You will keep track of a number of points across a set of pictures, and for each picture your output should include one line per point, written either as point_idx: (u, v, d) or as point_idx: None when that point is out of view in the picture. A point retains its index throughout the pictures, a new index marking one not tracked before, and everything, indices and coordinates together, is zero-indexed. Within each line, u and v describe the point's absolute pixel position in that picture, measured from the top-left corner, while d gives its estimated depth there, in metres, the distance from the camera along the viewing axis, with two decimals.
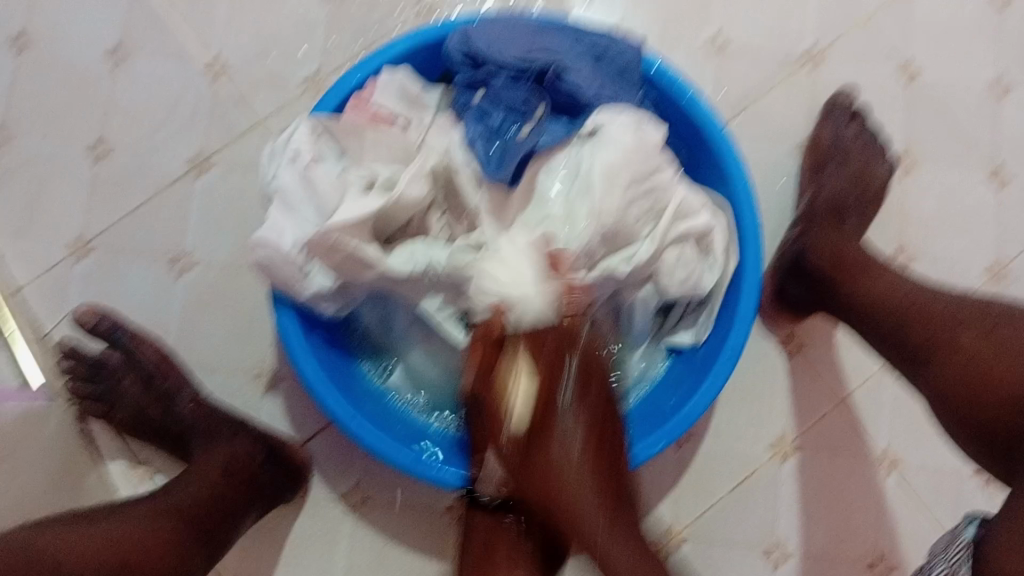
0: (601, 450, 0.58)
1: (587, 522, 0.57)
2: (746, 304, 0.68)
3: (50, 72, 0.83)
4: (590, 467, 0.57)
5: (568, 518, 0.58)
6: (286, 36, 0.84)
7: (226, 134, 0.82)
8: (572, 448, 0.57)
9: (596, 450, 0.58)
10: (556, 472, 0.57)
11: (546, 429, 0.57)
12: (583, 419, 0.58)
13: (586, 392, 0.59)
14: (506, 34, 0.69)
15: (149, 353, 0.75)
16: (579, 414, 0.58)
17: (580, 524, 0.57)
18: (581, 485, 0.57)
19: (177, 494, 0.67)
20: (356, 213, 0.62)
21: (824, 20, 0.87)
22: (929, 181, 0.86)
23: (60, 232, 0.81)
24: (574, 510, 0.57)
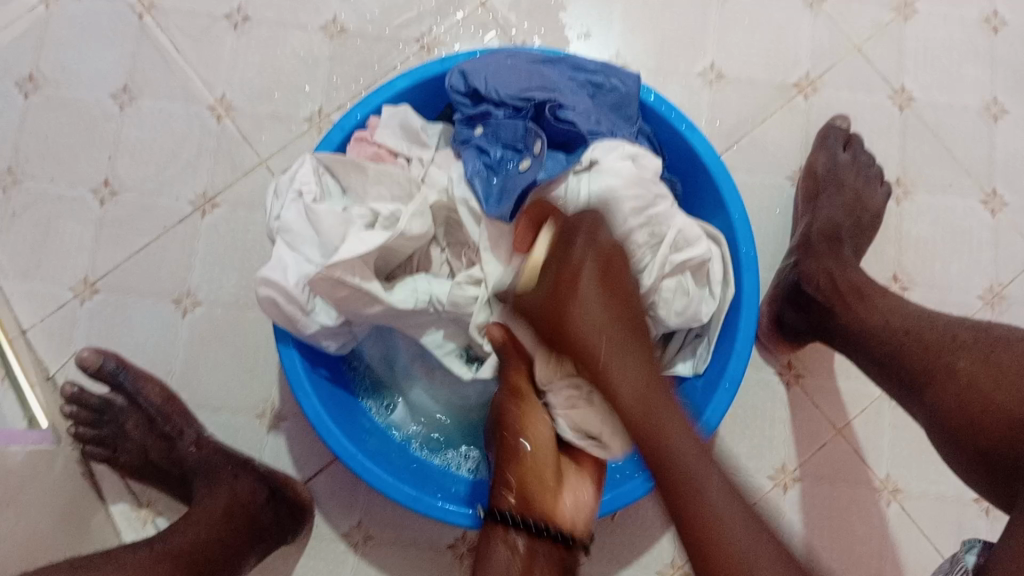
0: (628, 316, 0.50)
1: (679, 465, 0.45)
2: (746, 327, 0.68)
3: (57, 115, 0.85)
4: (621, 329, 0.49)
5: (646, 444, 0.46)
6: (289, 75, 0.86)
7: (230, 172, 0.84)
8: (591, 310, 0.49)
9: (623, 309, 0.50)
10: (585, 340, 0.48)
11: (570, 300, 0.50)
12: (610, 305, 0.49)
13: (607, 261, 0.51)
14: (505, 71, 0.69)
15: (152, 395, 0.75)
16: (600, 302, 0.49)
17: (684, 486, 0.45)
18: (648, 416, 0.46)
19: (175, 538, 0.66)
20: (359, 249, 0.63)
21: (817, 51, 0.89)
22: (925, 206, 0.87)
23: (67, 272, 0.82)
24: (643, 410, 0.46)
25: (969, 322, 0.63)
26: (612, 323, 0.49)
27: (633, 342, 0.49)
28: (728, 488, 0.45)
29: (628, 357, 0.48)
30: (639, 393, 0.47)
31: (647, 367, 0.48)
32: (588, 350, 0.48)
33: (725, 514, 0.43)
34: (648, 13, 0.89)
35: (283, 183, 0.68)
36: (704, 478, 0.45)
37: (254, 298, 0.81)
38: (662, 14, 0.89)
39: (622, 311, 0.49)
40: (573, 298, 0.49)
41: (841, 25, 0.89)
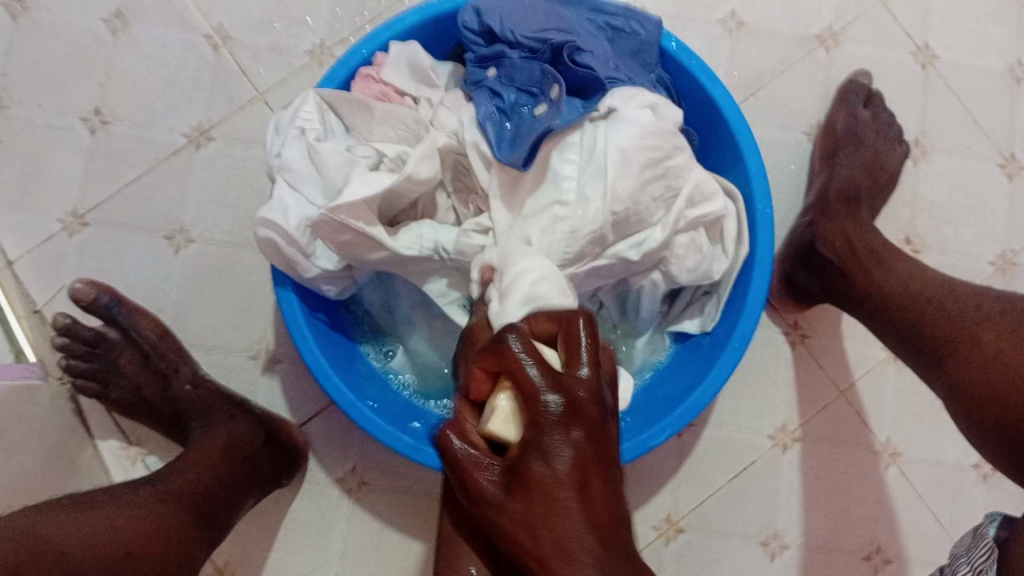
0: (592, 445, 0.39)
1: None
2: (758, 287, 0.67)
3: (45, 38, 0.81)
4: (597, 528, 0.37)
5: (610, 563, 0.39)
6: (290, 5, 0.82)
7: (227, 107, 0.80)
8: (564, 462, 0.38)
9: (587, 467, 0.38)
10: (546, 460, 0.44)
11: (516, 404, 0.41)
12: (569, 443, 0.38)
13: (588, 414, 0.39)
14: (521, 11, 0.66)
15: (147, 331, 0.73)
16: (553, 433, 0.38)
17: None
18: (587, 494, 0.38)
19: (175, 479, 0.65)
20: (365, 192, 0.60)
21: (840, 4, 0.85)
22: (942, 170, 0.84)
23: (56, 204, 0.79)
24: None
25: (992, 293, 0.61)
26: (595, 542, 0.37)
27: (593, 473, 0.38)
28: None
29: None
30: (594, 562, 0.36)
31: None
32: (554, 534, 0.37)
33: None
34: None
35: (285, 119, 0.65)
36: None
37: (250, 237, 0.78)
38: None
39: (593, 447, 0.39)
40: (531, 449, 0.39)
41: None
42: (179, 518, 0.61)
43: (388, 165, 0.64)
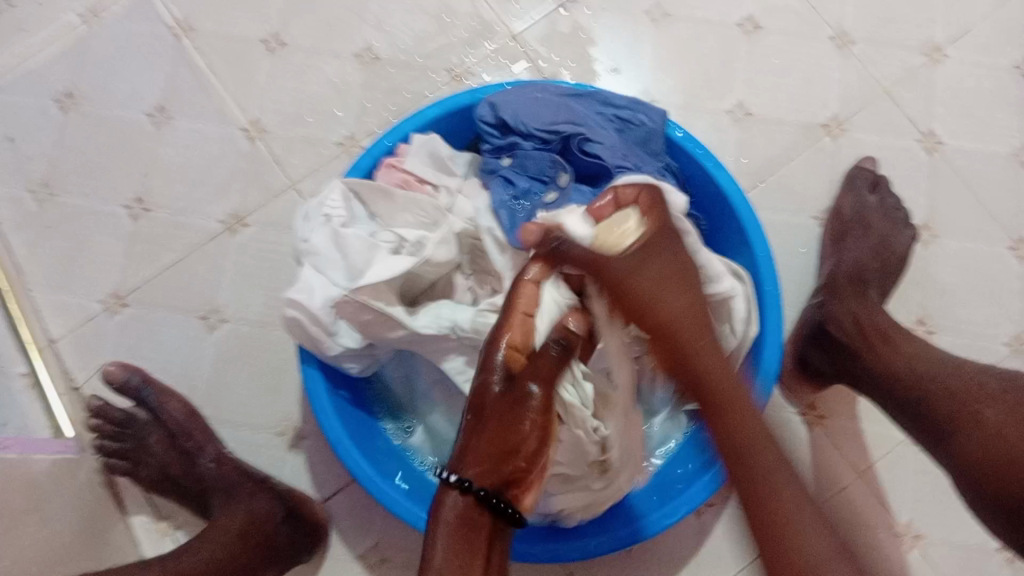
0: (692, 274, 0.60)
1: (745, 428, 0.55)
2: (771, 363, 0.69)
3: (94, 133, 0.87)
4: (707, 406, 0.55)
5: (727, 419, 0.55)
6: (321, 100, 0.87)
7: (260, 194, 0.85)
8: (681, 298, 0.58)
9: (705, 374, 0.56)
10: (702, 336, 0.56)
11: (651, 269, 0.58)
12: (690, 372, 0.56)
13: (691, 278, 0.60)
14: (535, 105, 0.71)
15: (175, 411, 0.76)
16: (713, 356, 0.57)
17: (755, 486, 0.53)
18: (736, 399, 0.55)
19: (185, 559, 0.67)
20: (385, 272, 0.64)
21: (845, 94, 0.89)
22: (951, 250, 0.86)
23: (96, 286, 0.83)
24: (731, 397, 0.55)
25: (995, 371, 0.63)
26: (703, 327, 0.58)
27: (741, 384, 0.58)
28: (801, 500, 0.53)
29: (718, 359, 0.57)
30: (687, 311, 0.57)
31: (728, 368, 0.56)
32: (686, 340, 0.56)
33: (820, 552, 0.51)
34: (679, 50, 0.90)
35: (312, 206, 0.69)
36: (789, 508, 0.52)
37: (279, 318, 0.82)
38: (692, 52, 0.90)
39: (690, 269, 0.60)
40: (688, 358, 0.56)
41: (870, 68, 0.90)
42: None
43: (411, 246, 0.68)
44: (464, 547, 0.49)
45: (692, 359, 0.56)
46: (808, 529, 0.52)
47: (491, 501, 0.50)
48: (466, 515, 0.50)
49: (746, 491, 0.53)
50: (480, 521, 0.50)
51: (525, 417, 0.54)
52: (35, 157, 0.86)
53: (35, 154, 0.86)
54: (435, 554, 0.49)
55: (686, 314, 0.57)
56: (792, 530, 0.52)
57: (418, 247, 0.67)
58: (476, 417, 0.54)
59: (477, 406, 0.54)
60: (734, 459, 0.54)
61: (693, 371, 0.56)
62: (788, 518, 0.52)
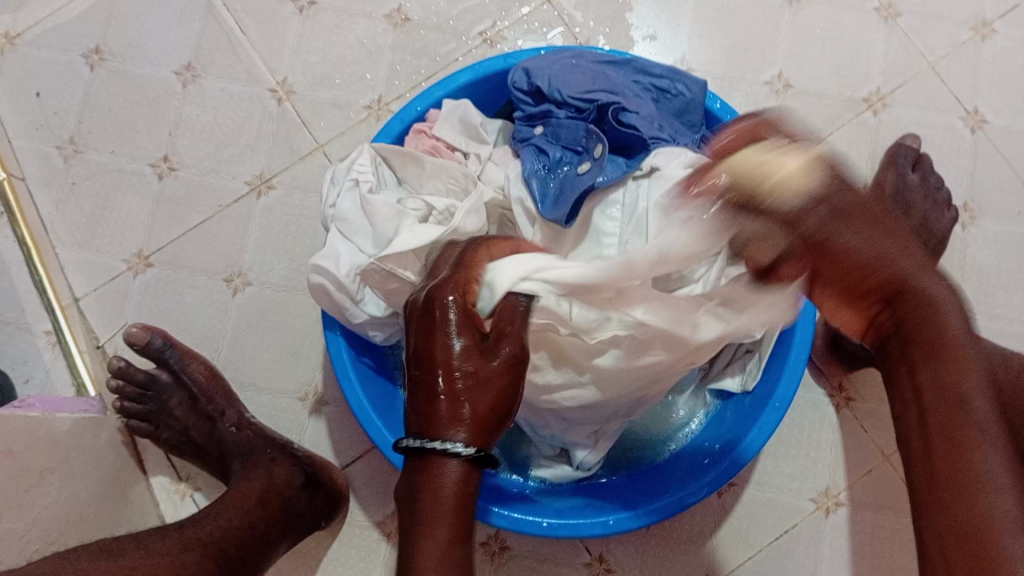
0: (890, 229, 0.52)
1: (952, 415, 0.46)
2: (803, 337, 0.67)
3: (121, 89, 0.86)
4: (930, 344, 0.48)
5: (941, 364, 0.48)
6: (350, 62, 0.86)
7: (287, 156, 0.84)
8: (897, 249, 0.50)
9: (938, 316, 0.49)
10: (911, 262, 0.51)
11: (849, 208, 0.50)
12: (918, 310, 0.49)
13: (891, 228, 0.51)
14: (569, 73, 0.69)
15: (197, 373, 0.75)
16: (938, 309, 0.49)
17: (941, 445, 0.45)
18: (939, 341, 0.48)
19: (204, 525, 0.65)
20: (412, 240, 0.62)
21: (888, 68, 0.86)
22: (992, 233, 0.83)
23: (121, 245, 0.83)
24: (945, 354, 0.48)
25: None
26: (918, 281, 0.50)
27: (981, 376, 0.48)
28: (1006, 453, 0.44)
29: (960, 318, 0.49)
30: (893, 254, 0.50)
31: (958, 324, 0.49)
32: (904, 281, 0.49)
33: (1013, 516, 0.42)
34: (718, 20, 0.87)
35: (341, 171, 0.68)
36: (985, 463, 0.44)
37: (304, 283, 0.81)
38: (731, 22, 0.87)
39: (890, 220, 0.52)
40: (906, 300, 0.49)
41: (915, 41, 0.87)
42: (204, 565, 0.62)
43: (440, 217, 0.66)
44: (445, 509, 0.41)
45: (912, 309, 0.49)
46: (999, 483, 0.43)
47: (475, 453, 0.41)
48: (438, 475, 0.41)
49: (943, 435, 0.46)
50: (451, 472, 0.41)
51: (499, 375, 0.43)
52: (62, 112, 0.85)
53: (62, 109, 0.85)
54: (439, 533, 0.40)
55: (926, 269, 0.50)
56: (977, 473, 0.44)
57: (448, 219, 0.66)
58: (457, 384, 0.42)
59: (431, 367, 0.43)
60: (923, 406, 0.47)
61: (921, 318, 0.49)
62: (974, 471, 0.44)
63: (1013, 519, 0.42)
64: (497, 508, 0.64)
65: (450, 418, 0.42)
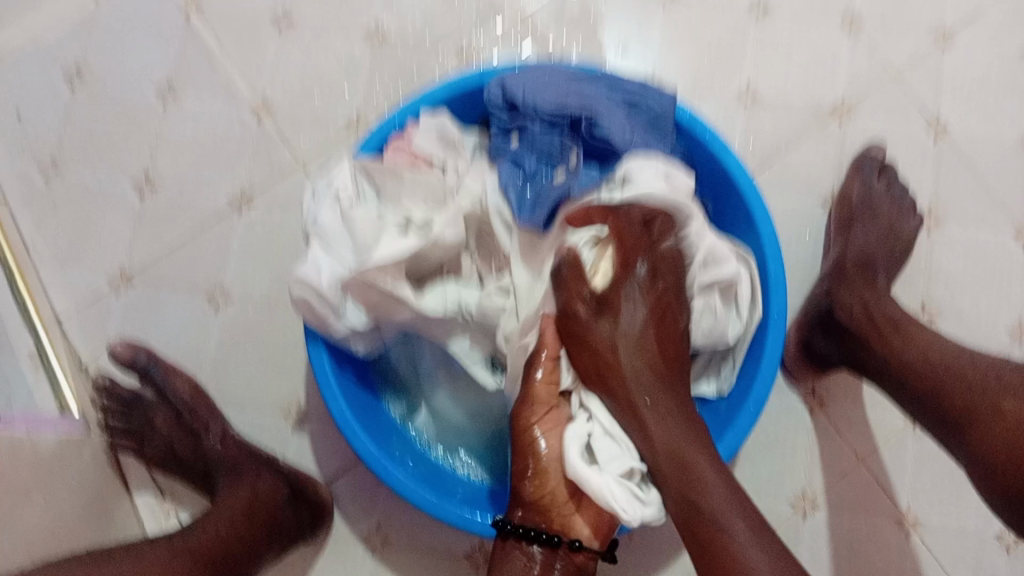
0: (666, 327, 0.64)
1: (681, 469, 0.57)
2: (773, 343, 0.68)
3: (100, 110, 0.87)
4: (656, 372, 0.62)
5: (678, 474, 0.57)
6: (329, 79, 0.87)
7: (268, 172, 0.85)
8: (635, 360, 0.62)
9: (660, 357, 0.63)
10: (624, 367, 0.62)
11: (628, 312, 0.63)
12: (652, 328, 0.63)
13: (658, 314, 0.63)
14: (545, 82, 0.71)
15: (181, 388, 0.76)
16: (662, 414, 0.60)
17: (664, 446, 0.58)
18: (671, 450, 0.58)
19: (192, 537, 0.66)
20: (391, 252, 0.64)
21: (855, 78, 0.88)
22: (957, 237, 0.86)
23: (103, 264, 0.84)
24: (669, 452, 0.58)
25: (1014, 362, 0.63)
26: (649, 370, 0.62)
27: (672, 402, 0.61)
28: (660, 410, 0.60)
29: (666, 418, 0.60)
30: (640, 333, 0.63)
31: (680, 424, 0.60)
32: (626, 387, 0.61)
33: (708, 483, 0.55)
34: (690, 31, 0.89)
35: (320, 183, 0.69)
36: (711, 487, 0.55)
37: (286, 297, 0.82)
38: (701, 31, 0.89)
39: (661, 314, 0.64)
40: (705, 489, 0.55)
41: (880, 50, 0.89)
42: (192, 574, 0.63)
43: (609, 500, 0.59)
44: None
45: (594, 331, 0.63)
46: (669, 437, 0.58)
47: (530, 533, 0.62)
48: (523, 551, 0.62)
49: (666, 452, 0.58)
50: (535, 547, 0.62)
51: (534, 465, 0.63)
52: (41, 132, 0.86)
53: (43, 129, 0.86)
54: None
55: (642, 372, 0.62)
56: (712, 507, 0.54)
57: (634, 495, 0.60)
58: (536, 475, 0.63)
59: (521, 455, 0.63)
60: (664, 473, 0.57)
61: (695, 494, 0.55)
62: (693, 486, 0.56)
63: (669, 442, 0.58)
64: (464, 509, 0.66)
65: (535, 514, 0.62)
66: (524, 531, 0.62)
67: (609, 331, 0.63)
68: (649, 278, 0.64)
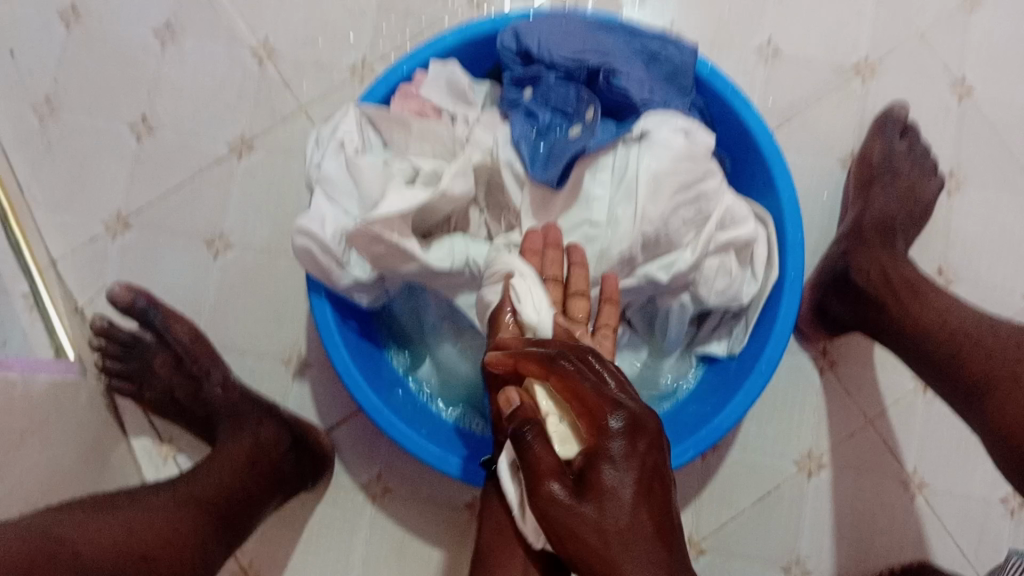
0: (638, 400, 0.45)
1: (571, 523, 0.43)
2: (788, 307, 0.66)
3: (97, 48, 0.84)
4: (594, 448, 0.45)
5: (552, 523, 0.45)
6: (333, 23, 0.84)
7: (270, 117, 0.82)
8: (566, 422, 0.46)
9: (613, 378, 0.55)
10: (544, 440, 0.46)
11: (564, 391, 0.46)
12: (608, 393, 0.46)
13: (617, 396, 0.45)
14: (561, 33, 0.68)
15: (181, 334, 0.74)
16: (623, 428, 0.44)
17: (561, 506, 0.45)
18: (563, 493, 0.44)
19: (197, 484, 0.65)
20: (398, 204, 0.61)
21: (879, 35, 0.86)
22: (977, 201, 0.84)
23: (100, 208, 0.81)
24: (574, 530, 0.43)
25: None
26: (590, 446, 0.45)
27: (638, 475, 0.44)
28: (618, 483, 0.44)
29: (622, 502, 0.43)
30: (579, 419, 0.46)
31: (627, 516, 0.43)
32: (553, 482, 0.45)
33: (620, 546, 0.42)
34: None
35: (325, 132, 0.67)
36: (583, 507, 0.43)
37: (287, 246, 0.80)
38: None
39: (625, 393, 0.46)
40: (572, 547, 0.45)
41: (905, 7, 0.86)
42: (196, 524, 0.61)
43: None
44: None
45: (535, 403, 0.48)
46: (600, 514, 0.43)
47: None
48: None
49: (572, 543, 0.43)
50: None
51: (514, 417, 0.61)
52: (35, 70, 0.83)
53: (37, 65, 0.83)
54: None
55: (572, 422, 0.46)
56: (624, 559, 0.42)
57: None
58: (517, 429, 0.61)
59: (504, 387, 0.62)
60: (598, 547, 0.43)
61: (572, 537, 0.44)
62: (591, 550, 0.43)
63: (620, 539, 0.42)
64: (467, 462, 0.65)
65: None
66: None
67: (542, 434, 0.46)
68: (617, 378, 0.46)
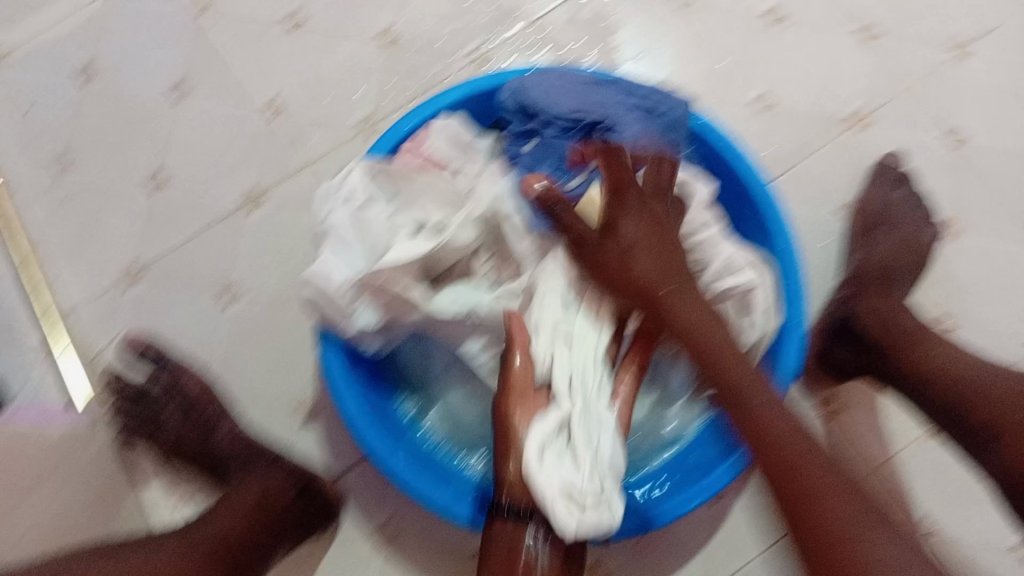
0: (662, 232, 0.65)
1: (712, 345, 0.60)
2: (789, 357, 0.67)
3: (112, 106, 0.86)
4: (666, 275, 0.63)
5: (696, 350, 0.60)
6: (341, 81, 0.87)
7: (280, 172, 0.84)
8: (648, 267, 0.63)
9: (664, 263, 0.63)
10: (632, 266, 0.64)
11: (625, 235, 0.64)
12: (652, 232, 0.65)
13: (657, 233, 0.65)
14: (561, 89, 0.70)
15: (191, 386, 0.76)
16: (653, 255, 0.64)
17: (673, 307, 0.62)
18: (655, 291, 0.63)
19: (202, 534, 0.65)
20: (405, 254, 0.65)
21: (870, 88, 0.88)
22: (973, 247, 0.85)
23: (111, 260, 0.83)
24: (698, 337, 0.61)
25: None
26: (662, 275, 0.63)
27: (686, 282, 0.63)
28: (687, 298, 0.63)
29: (687, 300, 0.62)
30: (648, 273, 0.63)
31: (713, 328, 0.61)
32: (657, 297, 0.62)
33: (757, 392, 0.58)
34: (705, 39, 0.89)
35: (332, 184, 0.68)
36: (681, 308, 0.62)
37: (295, 297, 0.81)
38: (715, 40, 0.89)
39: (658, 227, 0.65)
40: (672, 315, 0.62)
41: (895, 61, 0.89)
42: (203, 571, 0.61)
43: (564, 505, 0.55)
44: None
45: (605, 263, 0.65)
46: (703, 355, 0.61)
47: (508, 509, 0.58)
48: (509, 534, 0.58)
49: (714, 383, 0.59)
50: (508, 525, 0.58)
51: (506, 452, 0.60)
52: (51, 127, 0.85)
53: (54, 125, 0.85)
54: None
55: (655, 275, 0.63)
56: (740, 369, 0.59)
57: (603, 511, 0.56)
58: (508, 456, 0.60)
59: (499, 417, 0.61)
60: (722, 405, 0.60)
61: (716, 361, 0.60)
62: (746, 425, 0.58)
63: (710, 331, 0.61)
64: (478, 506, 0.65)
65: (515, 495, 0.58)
66: (506, 509, 0.58)
67: (627, 254, 0.64)
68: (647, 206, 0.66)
